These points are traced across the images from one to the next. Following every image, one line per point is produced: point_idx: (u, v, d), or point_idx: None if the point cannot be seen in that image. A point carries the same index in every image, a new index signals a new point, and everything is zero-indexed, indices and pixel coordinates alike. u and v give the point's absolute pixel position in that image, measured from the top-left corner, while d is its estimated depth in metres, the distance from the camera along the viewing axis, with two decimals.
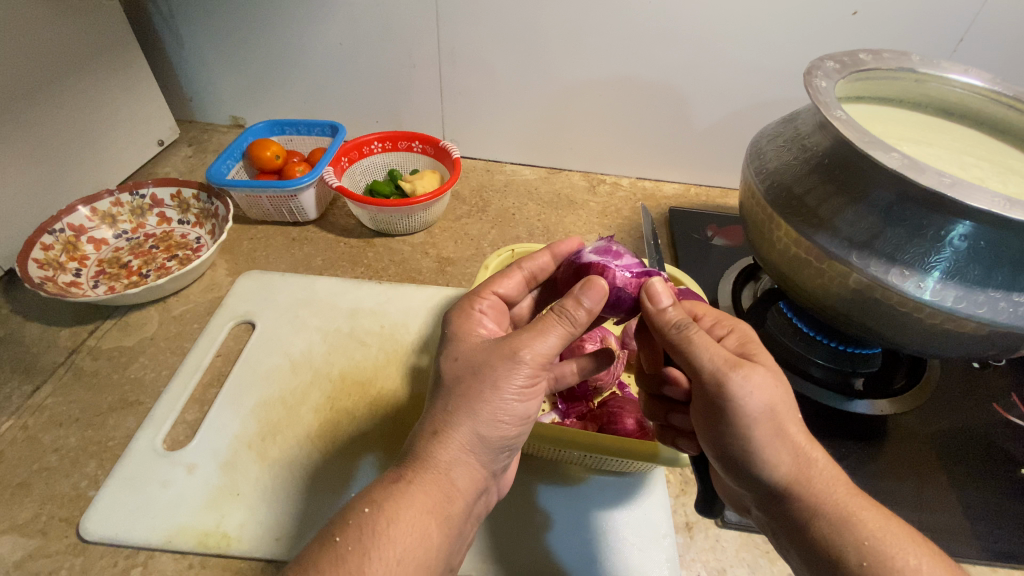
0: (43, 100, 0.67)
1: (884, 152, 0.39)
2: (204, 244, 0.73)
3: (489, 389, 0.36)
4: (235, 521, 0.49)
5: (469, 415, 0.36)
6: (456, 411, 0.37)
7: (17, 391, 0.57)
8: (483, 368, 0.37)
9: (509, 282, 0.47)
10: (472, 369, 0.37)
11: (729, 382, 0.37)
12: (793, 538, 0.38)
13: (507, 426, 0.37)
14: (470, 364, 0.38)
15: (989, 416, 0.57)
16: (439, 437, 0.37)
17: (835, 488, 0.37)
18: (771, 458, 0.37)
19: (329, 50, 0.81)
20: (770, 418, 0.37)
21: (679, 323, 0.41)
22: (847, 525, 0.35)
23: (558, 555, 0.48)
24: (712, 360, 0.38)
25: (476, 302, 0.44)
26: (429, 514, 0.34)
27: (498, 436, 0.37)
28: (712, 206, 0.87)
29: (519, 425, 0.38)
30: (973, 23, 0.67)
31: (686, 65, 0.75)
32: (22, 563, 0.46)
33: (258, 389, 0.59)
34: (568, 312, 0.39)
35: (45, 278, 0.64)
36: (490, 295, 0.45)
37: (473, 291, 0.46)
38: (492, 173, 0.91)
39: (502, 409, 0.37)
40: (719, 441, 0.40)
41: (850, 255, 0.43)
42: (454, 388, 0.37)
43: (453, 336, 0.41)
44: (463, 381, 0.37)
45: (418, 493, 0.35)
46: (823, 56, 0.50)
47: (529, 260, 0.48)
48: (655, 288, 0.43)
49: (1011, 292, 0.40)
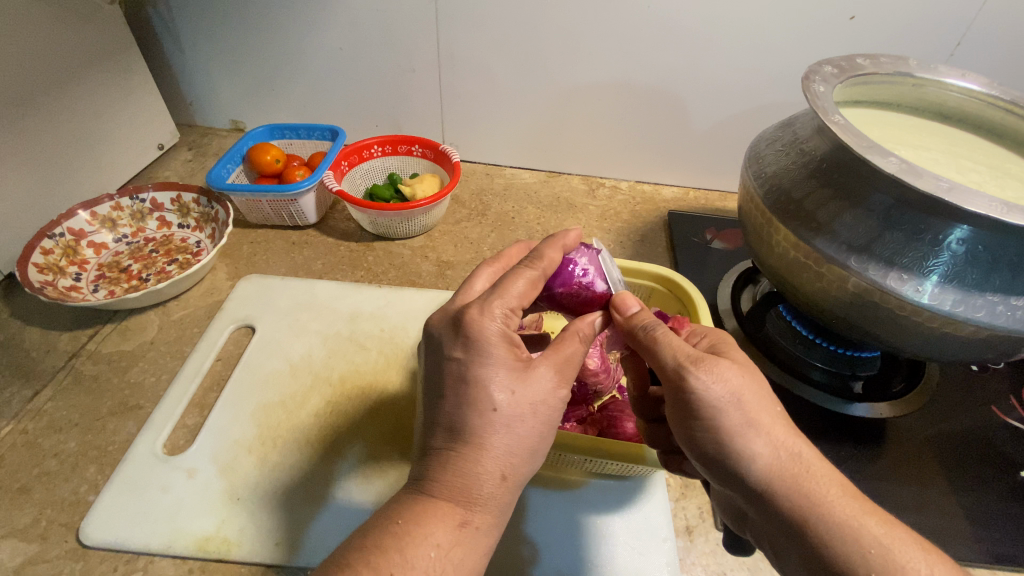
0: (44, 106, 0.68)
1: (882, 158, 0.39)
2: (204, 248, 0.74)
3: (541, 423, 0.37)
4: (234, 527, 0.49)
5: (532, 457, 0.37)
6: (522, 454, 0.36)
7: (17, 396, 0.57)
8: (541, 405, 0.37)
9: (532, 288, 0.40)
10: (533, 407, 0.36)
11: (689, 372, 0.38)
12: (783, 539, 0.38)
13: (519, 462, 0.36)
14: (530, 401, 0.36)
15: (988, 419, 0.57)
16: (506, 482, 0.36)
17: (830, 489, 0.36)
18: (749, 451, 0.37)
19: (329, 55, 0.81)
20: (741, 405, 0.38)
21: (647, 323, 0.42)
22: (849, 533, 0.34)
23: (562, 557, 0.48)
24: (675, 356, 0.39)
25: (507, 320, 0.38)
26: (430, 517, 0.34)
27: (512, 471, 0.36)
28: (710, 210, 0.87)
29: (530, 461, 0.37)
30: (970, 28, 0.67)
31: (685, 71, 0.76)
32: (22, 568, 0.46)
33: (258, 393, 0.59)
34: (585, 332, 0.41)
35: (45, 282, 0.64)
36: (517, 309, 0.39)
37: (500, 302, 0.38)
38: (491, 177, 0.91)
39: (521, 438, 0.36)
40: (695, 440, 0.40)
41: (849, 259, 0.43)
42: (515, 427, 0.36)
43: (500, 365, 0.36)
44: (524, 420, 0.36)
45: (480, 536, 0.35)
46: (819, 62, 0.51)
47: (540, 261, 0.42)
48: (624, 297, 0.44)
49: (1009, 296, 0.41)
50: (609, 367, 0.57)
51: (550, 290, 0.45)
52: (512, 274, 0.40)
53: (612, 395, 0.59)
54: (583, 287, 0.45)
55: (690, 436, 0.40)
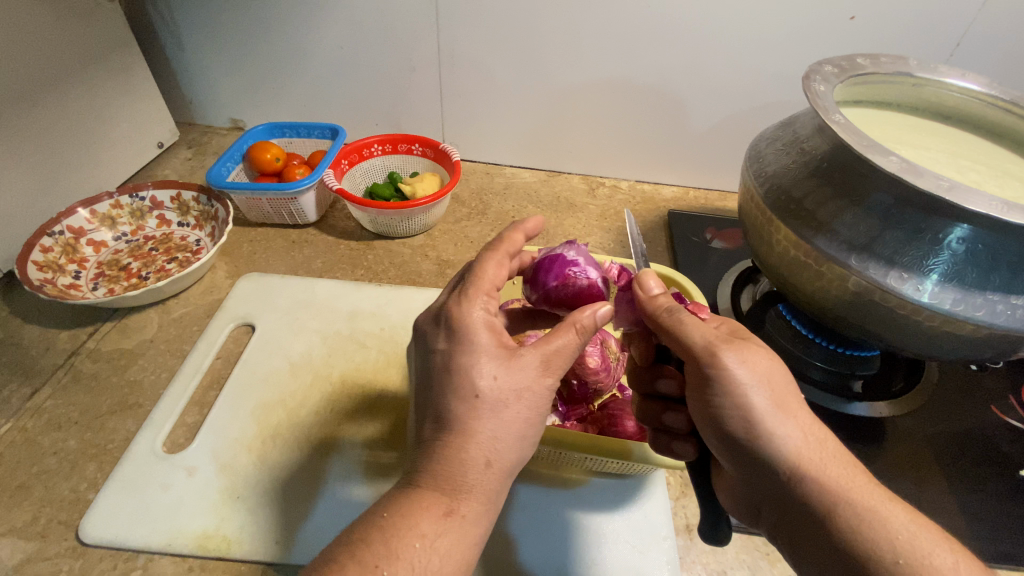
0: (44, 104, 0.67)
1: (882, 156, 0.39)
2: (203, 246, 0.73)
3: (528, 410, 0.37)
4: (234, 525, 0.49)
5: (519, 443, 0.37)
6: (507, 439, 0.36)
7: (16, 394, 0.57)
8: (525, 391, 0.36)
9: (501, 271, 0.42)
10: (517, 393, 0.36)
11: (721, 353, 0.37)
12: (804, 530, 0.37)
13: (503, 447, 0.36)
14: (513, 386, 0.36)
15: (988, 418, 0.57)
16: (491, 468, 0.36)
17: (857, 483, 0.36)
18: (781, 436, 0.37)
19: (329, 53, 0.81)
20: (772, 388, 0.37)
21: (668, 307, 0.41)
22: (882, 524, 0.34)
23: (562, 556, 0.48)
24: (703, 337, 0.39)
25: (486, 305, 0.39)
26: (428, 509, 0.34)
27: (498, 458, 0.36)
28: (710, 209, 0.87)
29: (518, 446, 0.37)
30: (970, 28, 0.67)
31: (685, 70, 0.76)
32: (20, 566, 0.45)
33: (257, 392, 0.59)
34: (584, 325, 0.39)
35: (44, 280, 0.64)
36: (493, 292, 0.40)
37: (472, 286, 0.39)
38: (491, 176, 0.91)
39: (506, 425, 0.36)
40: (721, 425, 0.38)
41: (850, 258, 0.43)
42: (501, 413, 0.36)
43: (480, 350, 0.36)
44: (508, 406, 0.36)
45: (467, 524, 0.35)
46: (820, 61, 0.51)
47: (507, 248, 0.43)
48: (647, 277, 0.44)
49: (1009, 295, 0.41)
50: (609, 365, 0.56)
51: (544, 284, 0.45)
52: (482, 258, 0.42)
53: (613, 394, 0.59)
54: (574, 280, 0.45)
55: (716, 421, 0.38)
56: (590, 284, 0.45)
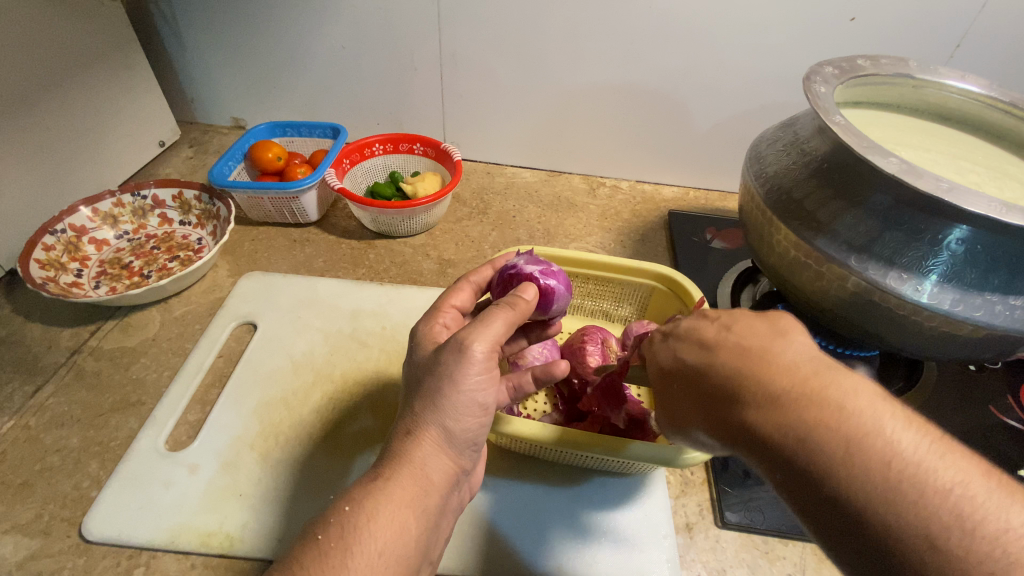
0: (44, 102, 0.67)
1: (882, 158, 0.40)
2: (204, 244, 0.74)
3: (450, 385, 0.37)
4: (236, 522, 0.49)
5: (433, 407, 0.37)
6: (425, 408, 0.37)
7: (18, 392, 0.57)
8: (438, 364, 0.38)
9: (462, 295, 0.49)
10: (429, 368, 0.39)
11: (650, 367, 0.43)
12: (820, 514, 0.28)
13: (427, 415, 0.37)
14: (431, 364, 0.39)
15: (987, 418, 0.57)
16: (410, 436, 0.37)
17: None
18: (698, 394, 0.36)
19: (330, 52, 0.81)
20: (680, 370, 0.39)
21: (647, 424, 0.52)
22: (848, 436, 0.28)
23: (560, 552, 0.49)
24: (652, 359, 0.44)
25: (441, 316, 0.46)
26: (397, 503, 0.34)
27: (421, 428, 0.37)
28: (710, 209, 0.87)
29: (439, 425, 0.37)
30: (970, 30, 0.68)
31: (686, 72, 0.76)
32: (23, 563, 0.46)
33: (259, 389, 0.59)
34: (510, 305, 0.41)
35: (46, 278, 0.64)
36: (449, 308, 0.47)
37: (430, 309, 0.47)
38: (492, 176, 0.92)
39: (422, 401, 0.38)
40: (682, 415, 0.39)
41: (849, 258, 0.44)
42: (413, 389, 0.40)
43: (413, 346, 0.43)
44: (420, 383, 0.39)
45: (395, 488, 0.35)
46: (820, 62, 0.51)
47: (475, 273, 0.51)
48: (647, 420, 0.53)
49: (1007, 296, 0.41)
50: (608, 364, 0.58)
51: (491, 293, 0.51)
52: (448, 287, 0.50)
53: None
54: (512, 274, 0.49)
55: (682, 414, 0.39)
56: (525, 277, 0.49)
